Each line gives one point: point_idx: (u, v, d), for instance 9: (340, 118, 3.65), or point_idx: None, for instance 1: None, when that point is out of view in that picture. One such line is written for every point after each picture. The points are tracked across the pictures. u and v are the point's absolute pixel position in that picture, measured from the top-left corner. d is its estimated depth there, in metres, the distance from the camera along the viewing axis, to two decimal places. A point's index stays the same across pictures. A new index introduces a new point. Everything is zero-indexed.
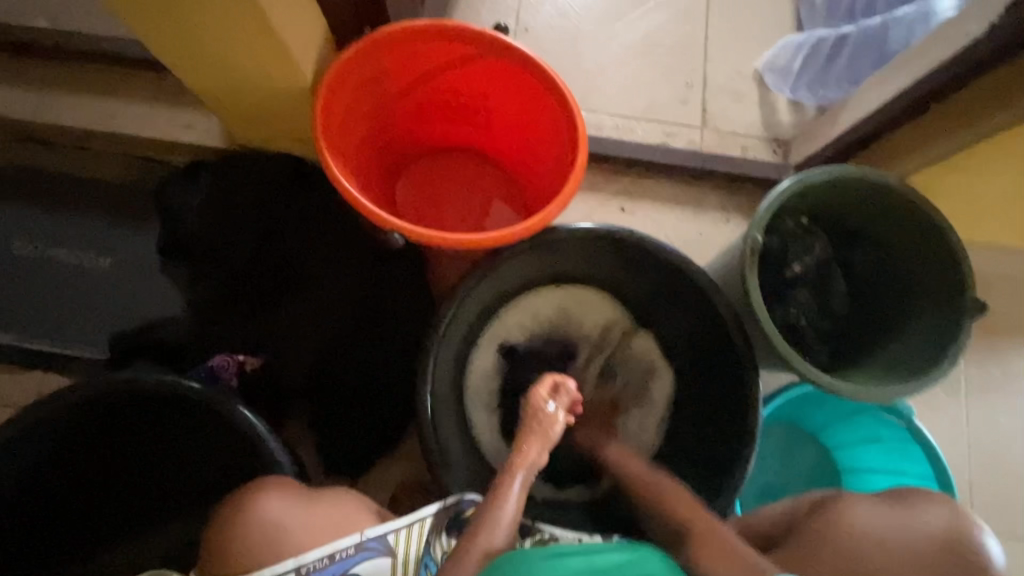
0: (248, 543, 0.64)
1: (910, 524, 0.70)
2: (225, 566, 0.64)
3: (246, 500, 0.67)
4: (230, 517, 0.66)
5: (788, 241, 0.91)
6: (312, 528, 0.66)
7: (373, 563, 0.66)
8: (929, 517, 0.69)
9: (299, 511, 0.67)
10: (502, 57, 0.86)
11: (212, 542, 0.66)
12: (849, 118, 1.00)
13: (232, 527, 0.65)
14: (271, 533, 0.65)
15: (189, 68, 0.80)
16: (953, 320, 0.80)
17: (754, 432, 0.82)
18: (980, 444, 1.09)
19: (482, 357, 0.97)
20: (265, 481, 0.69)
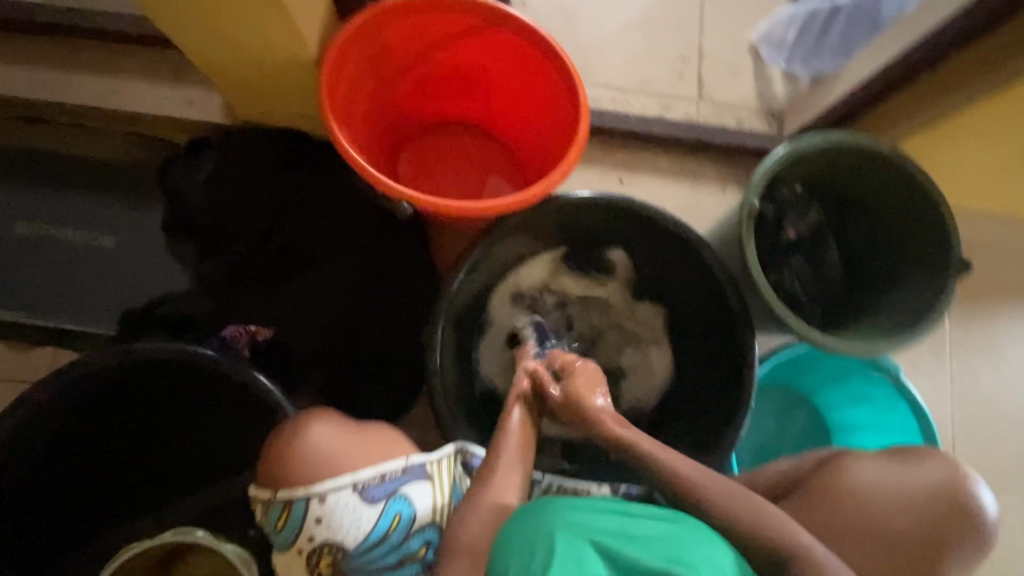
0: (305, 462, 0.69)
1: (911, 477, 0.75)
2: (284, 484, 0.69)
3: (299, 424, 0.72)
4: (286, 441, 0.71)
5: (783, 207, 0.94)
6: (362, 450, 0.71)
7: (417, 486, 0.71)
8: (925, 474, 0.75)
9: (348, 435, 0.72)
10: (502, 27, 0.87)
11: (269, 463, 0.70)
12: (842, 87, 1.02)
13: (288, 451, 0.70)
14: (326, 454, 0.70)
15: (193, 41, 0.81)
16: (939, 279, 0.84)
17: (750, 389, 0.85)
18: (965, 403, 1.14)
19: (495, 313, 1.01)
20: (311, 412, 0.74)
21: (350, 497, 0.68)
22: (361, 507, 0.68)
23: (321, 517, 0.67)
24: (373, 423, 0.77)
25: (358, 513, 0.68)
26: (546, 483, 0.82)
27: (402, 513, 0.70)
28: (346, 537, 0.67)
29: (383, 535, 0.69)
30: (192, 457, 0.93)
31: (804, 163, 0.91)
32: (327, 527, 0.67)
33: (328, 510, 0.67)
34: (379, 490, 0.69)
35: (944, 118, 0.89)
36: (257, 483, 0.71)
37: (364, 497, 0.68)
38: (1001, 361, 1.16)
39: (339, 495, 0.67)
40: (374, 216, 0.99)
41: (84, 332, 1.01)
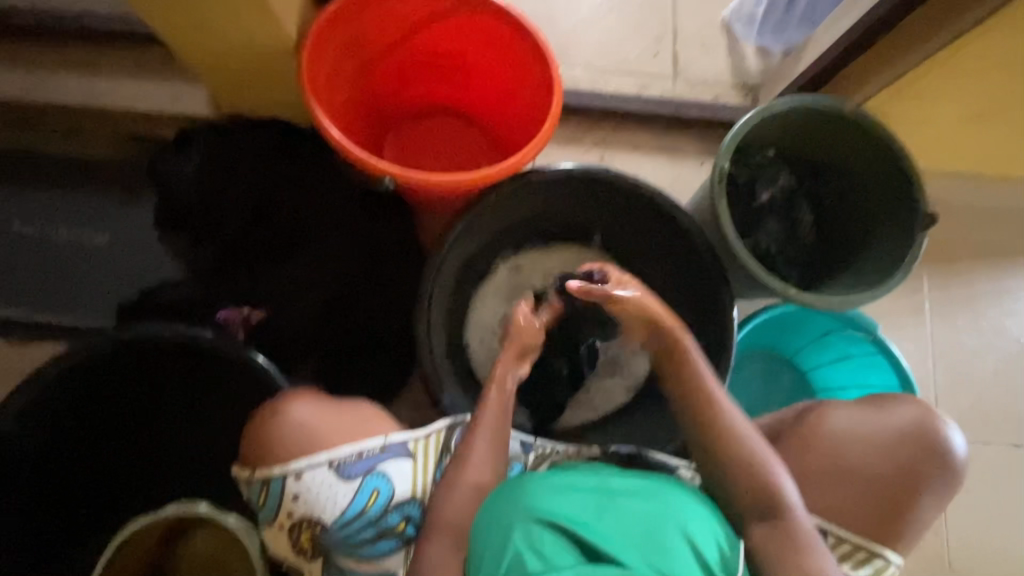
0: (283, 442, 0.70)
1: (883, 421, 0.78)
2: (262, 462, 0.70)
3: (279, 404, 0.72)
4: (265, 421, 0.72)
5: (755, 172, 0.97)
6: (339, 429, 0.71)
7: (397, 463, 0.72)
8: (896, 417, 0.77)
9: (328, 415, 0.73)
10: (477, 8, 0.90)
11: (251, 441, 0.72)
12: (810, 57, 1.05)
13: (267, 431, 0.71)
14: (303, 431, 0.70)
15: (175, 33, 0.83)
16: (908, 230, 0.87)
17: (730, 347, 0.89)
18: (945, 361, 1.17)
19: (487, 285, 1.05)
20: (297, 390, 0.75)
21: (326, 475, 0.69)
22: (337, 484, 0.69)
23: (298, 493, 0.69)
24: (361, 401, 0.78)
25: (334, 490, 0.69)
26: (541, 448, 0.84)
27: (381, 489, 0.71)
28: (324, 513, 0.69)
29: (360, 511, 0.70)
30: (191, 441, 0.96)
31: (773, 127, 0.93)
32: (304, 503, 0.69)
33: (304, 487, 0.68)
34: (356, 467, 0.70)
35: (905, 76, 0.92)
36: (240, 464, 0.73)
37: (340, 475, 0.69)
38: (979, 318, 1.19)
39: (314, 472, 0.68)
40: (360, 198, 1.02)
41: (81, 326, 1.03)
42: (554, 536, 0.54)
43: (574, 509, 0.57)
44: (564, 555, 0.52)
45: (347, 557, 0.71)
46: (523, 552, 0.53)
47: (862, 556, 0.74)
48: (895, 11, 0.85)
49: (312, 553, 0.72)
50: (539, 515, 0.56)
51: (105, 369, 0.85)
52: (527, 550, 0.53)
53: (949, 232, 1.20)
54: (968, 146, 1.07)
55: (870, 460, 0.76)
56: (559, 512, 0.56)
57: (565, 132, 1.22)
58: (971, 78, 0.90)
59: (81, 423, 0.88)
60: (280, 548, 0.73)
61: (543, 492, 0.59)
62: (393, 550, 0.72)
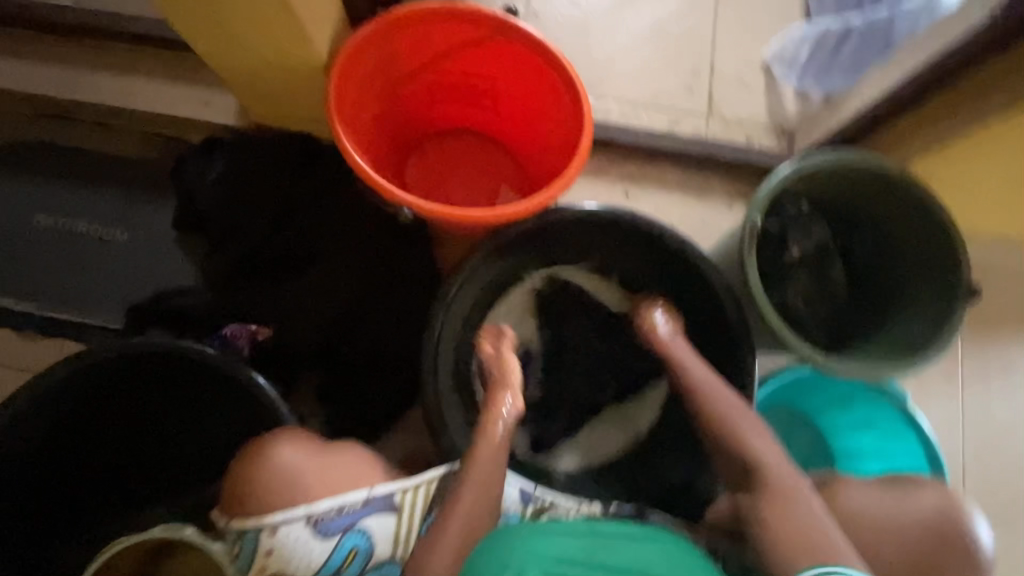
0: (267, 489, 0.68)
1: (901, 511, 0.73)
2: (244, 505, 0.68)
3: (266, 445, 0.70)
4: (249, 463, 0.69)
5: (788, 225, 0.93)
6: (325, 477, 0.69)
7: (379, 519, 0.70)
8: (917, 510, 0.72)
9: (315, 462, 0.70)
10: (511, 38, 0.88)
11: (235, 482, 0.69)
12: (852, 107, 1.01)
13: (252, 475, 0.69)
14: (286, 478, 0.68)
15: (205, 43, 0.83)
16: (946, 303, 0.82)
17: (747, 408, 0.84)
18: (975, 434, 1.11)
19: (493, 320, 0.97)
20: (283, 431, 0.72)
21: (302, 532, 0.67)
22: (313, 541, 0.67)
23: (272, 549, 0.67)
24: (346, 443, 0.75)
25: (309, 548, 0.67)
26: (539, 500, 0.81)
27: (358, 546, 0.70)
28: (300, 567, 0.68)
29: (336, 567, 0.69)
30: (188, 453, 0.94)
31: (810, 181, 0.90)
32: (279, 557, 0.67)
33: (279, 542, 0.66)
34: (334, 525, 0.68)
35: (953, 138, 0.87)
36: (220, 506, 0.71)
37: (316, 532, 0.67)
38: (1014, 391, 1.12)
39: (290, 528, 0.66)
40: (377, 219, 1.00)
41: (92, 324, 1.03)
42: None
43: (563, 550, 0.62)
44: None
45: None
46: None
47: None
48: (948, 71, 0.81)
49: None
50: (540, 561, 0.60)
51: (105, 377, 0.84)
52: None
53: (987, 298, 1.14)
54: (1015, 212, 1.01)
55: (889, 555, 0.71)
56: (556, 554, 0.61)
57: (591, 164, 1.19)
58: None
59: (77, 429, 0.87)
60: None
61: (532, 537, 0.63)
62: None
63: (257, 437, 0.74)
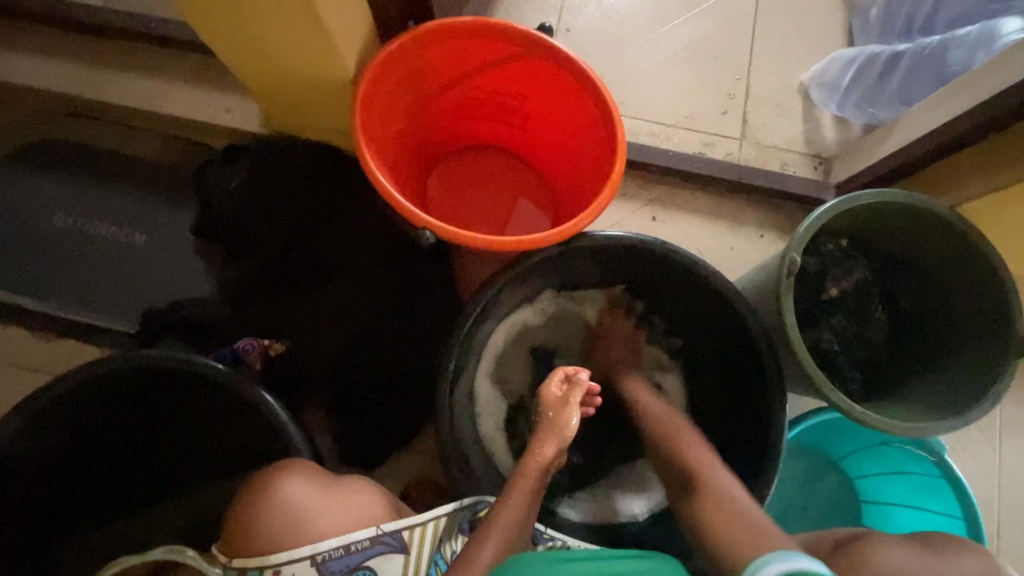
0: (271, 525, 0.65)
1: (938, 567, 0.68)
2: (248, 541, 0.65)
3: (270, 479, 0.67)
4: (254, 496, 0.66)
5: (827, 263, 0.89)
6: (331, 515, 0.67)
7: (387, 558, 0.67)
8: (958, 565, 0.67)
9: (320, 497, 0.67)
10: (545, 57, 0.85)
11: (240, 517, 0.66)
12: (898, 139, 0.96)
13: (256, 509, 0.66)
14: (291, 515, 0.65)
15: (233, 52, 0.81)
16: (996, 356, 0.77)
17: (776, 455, 0.80)
18: (1014, 489, 1.05)
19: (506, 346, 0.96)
20: (288, 463, 0.70)
21: (308, 572, 0.63)
22: None
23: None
24: (353, 476, 0.73)
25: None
26: (552, 540, 0.77)
27: None
28: None
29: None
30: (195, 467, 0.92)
31: (852, 219, 0.85)
32: None
33: None
34: (340, 564, 0.65)
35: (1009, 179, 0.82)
36: (221, 543, 0.68)
37: (322, 572, 0.64)
38: None
39: (294, 568, 0.63)
40: (398, 236, 0.98)
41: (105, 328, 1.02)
42: None
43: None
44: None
45: None
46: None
47: None
48: (1010, 108, 0.76)
49: None
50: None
51: (114, 389, 0.82)
52: None
53: None
54: None
55: None
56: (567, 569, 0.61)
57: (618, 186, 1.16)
58: None
59: (83, 440, 0.86)
60: None
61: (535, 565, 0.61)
62: None
63: (270, 465, 0.71)
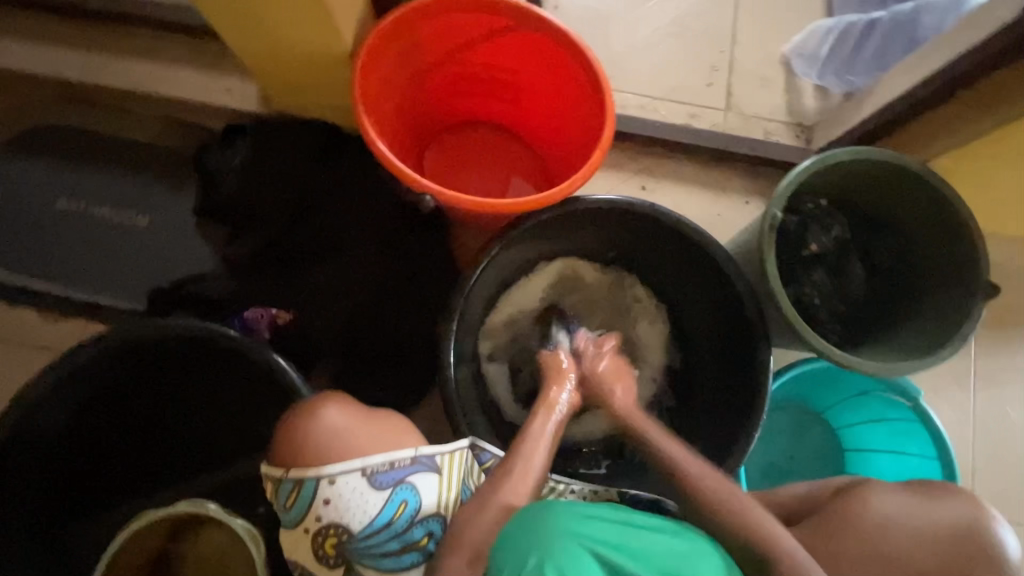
0: (320, 443, 0.71)
1: (924, 514, 0.68)
2: (298, 459, 0.71)
3: (315, 406, 0.74)
4: (301, 422, 0.73)
5: (808, 221, 0.93)
6: (375, 438, 0.73)
7: (426, 476, 0.72)
8: (945, 512, 0.68)
9: (362, 421, 0.74)
10: (535, 28, 0.88)
11: (288, 437, 0.73)
12: (875, 103, 1.01)
13: (304, 432, 0.72)
14: (339, 435, 0.72)
15: (233, 30, 0.84)
16: (966, 300, 0.82)
17: (762, 402, 0.85)
18: (988, 434, 1.11)
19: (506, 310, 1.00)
20: (333, 394, 0.77)
21: (358, 482, 0.69)
22: (369, 492, 0.69)
23: (329, 498, 0.68)
24: (392, 411, 0.79)
25: (365, 498, 0.68)
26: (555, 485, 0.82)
27: (408, 502, 0.70)
28: (352, 521, 0.68)
29: (387, 521, 0.69)
30: (208, 435, 0.96)
31: (830, 177, 0.90)
32: (334, 509, 0.69)
33: (336, 493, 0.68)
34: (388, 477, 0.70)
35: (977, 136, 0.87)
36: (270, 463, 0.74)
37: (372, 483, 0.69)
38: None
39: (348, 478, 0.69)
40: (397, 208, 1.01)
41: (114, 307, 1.05)
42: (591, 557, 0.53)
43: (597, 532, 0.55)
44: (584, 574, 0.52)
45: (368, 570, 0.70)
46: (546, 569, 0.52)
47: None
48: (976, 67, 0.80)
49: (333, 563, 0.70)
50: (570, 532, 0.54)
51: (129, 359, 0.85)
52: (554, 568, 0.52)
53: (1005, 298, 1.13)
54: None
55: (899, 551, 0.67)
56: (588, 528, 0.55)
57: (609, 158, 1.19)
58: None
59: (100, 410, 0.89)
60: (299, 557, 0.72)
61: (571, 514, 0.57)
62: (415, 566, 0.71)
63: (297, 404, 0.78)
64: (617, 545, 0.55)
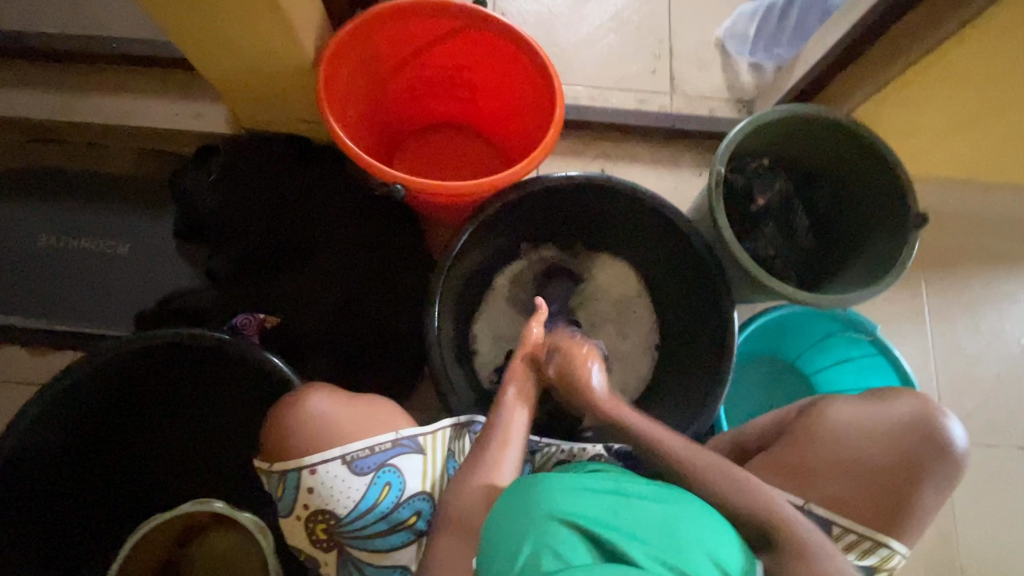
0: (304, 432, 0.73)
1: (881, 415, 0.81)
2: (282, 450, 0.73)
3: (297, 397, 0.75)
4: (283, 414, 0.75)
5: (752, 178, 1.00)
6: (357, 421, 0.74)
7: (409, 458, 0.74)
8: (899, 408, 0.81)
9: (346, 406, 0.75)
10: (483, 28, 0.95)
11: (272, 432, 0.75)
12: (803, 69, 1.10)
13: (286, 425, 0.74)
14: (322, 424, 0.73)
15: (199, 51, 0.88)
16: (901, 233, 0.90)
17: (731, 348, 0.90)
18: (948, 365, 1.19)
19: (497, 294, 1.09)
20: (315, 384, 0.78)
21: (339, 469, 0.71)
22: (350, 478, 0.72)
23: (313, 487, 0.71)
24: (376, 394, 0.81)
25: (347, 484, 0.71)
26: (547, 448, 0.85)
27: (392, 483, 0.73)
28: (338, 505, 0.72)
29: (372, 504, 0.72)
30: (207, 445, 0.98)
31: (767, 135, 0.97)
32: (319, 496, 0.72)
33: (318, 481, 0.71)
34: (368, 462, 0.72)
35: (892, 85, 0.96)
36: (259, 458, 0.77)
37: (352, 470, 0.72)
38: (978, 322, 1.21)
39: (328, 467, 0.71)
40: (371, 209, 1.06)
41: (100, 334, 1.06)
42: (576, 537, 0.55)
43: (591, 510, 0.58)
44: (578, 553, 0.53)
45: (359, 548, 0.74)
46: (541, 553, 0.53)
47: (867, 546, 0.76)
48: (882, 21, 0.89)
49: (327, 544, 0.74)
50: (559, 513, 0.57)
51: (116, 376, 0.87)
52: (545, 550, 0.53)
53: (943, 238, 1.23)
54: (957, 154, 1.11)
55: (878, 452, 0.78)
56: (582, 510, 0.57)
57: (567, 147, 1.27)
58: (954, 87, 0.94)
59: (92, 434, 0.90)
60: (295, 540, 0.75)
61: (563, 491, 0.60)
62: (406, 543, 0.75)
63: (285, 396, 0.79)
64: (612, 525, 0.57)
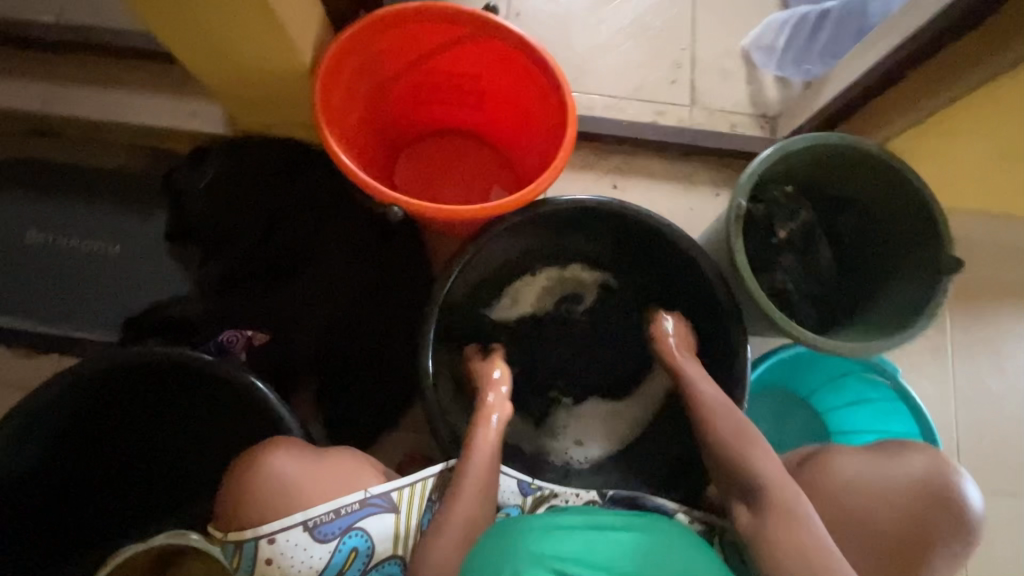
0: (262, 497, 0.69)
1: (890, 471, 0.75)
2: (240, 514, 0.69)
3: (257, 455, 0.71)
4: (242, 475, 0.70)
5: (773, 208, 0.94)
6: (319, 480, 0.71)
7: (378, 518, 0.72)
8: (908, 465, 0.74)
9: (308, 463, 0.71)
10: (493, 37, 0.89)
11: (232, 492, 0.71)
12: (833, 89, 1.03)
13: (245, 485, 0.70)
14: (283, 487, 0.69)
15: (189, 54, 0.83)
16: (932, 277, 0.84)
17: (742, 392, 0.85)
18: (969, 407, 1.13)
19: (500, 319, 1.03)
20: (278, 437, 0.75)
21: (300, 537, 0.68)
22: (312, 546, 0.69)
23: (271, 557, 0.68)
24: (342, 446, 0.78)
25: (309, 553, 0.69)
26: (540, 490, 0.81)
27: (358, 547, 0.71)
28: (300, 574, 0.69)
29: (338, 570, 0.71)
30: (189, 461, 0.95)
31: (794, 163, 0.91)
32: (278, 566, 0.69)
33: (278, 551, 0.68)
34: (332, 527, 0.69)
35: (932, 115, 0.89)
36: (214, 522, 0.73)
37: (314, 537, 0.69)
38: (1003, 363, 1.14)
39: (287, 535, 0.68)
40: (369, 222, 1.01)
41: (86, 338, 1.03)
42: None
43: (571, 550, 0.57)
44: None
45: None
46: None
47: None
48: (925, 47, 0.82)
49: None
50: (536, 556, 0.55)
51: (94, 393, 0.83)
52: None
53: (973, 272, 1.16)
54: (995, 187, 1.04)
55: (887, 513, 0.73)
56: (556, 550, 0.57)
57: (579, 159, 1.21)
58: (1001, 117, 0.87)
59: (71, 449, 0.87)
60: None
61: (537, 535, 0.58)
62: None
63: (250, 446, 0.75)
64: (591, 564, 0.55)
